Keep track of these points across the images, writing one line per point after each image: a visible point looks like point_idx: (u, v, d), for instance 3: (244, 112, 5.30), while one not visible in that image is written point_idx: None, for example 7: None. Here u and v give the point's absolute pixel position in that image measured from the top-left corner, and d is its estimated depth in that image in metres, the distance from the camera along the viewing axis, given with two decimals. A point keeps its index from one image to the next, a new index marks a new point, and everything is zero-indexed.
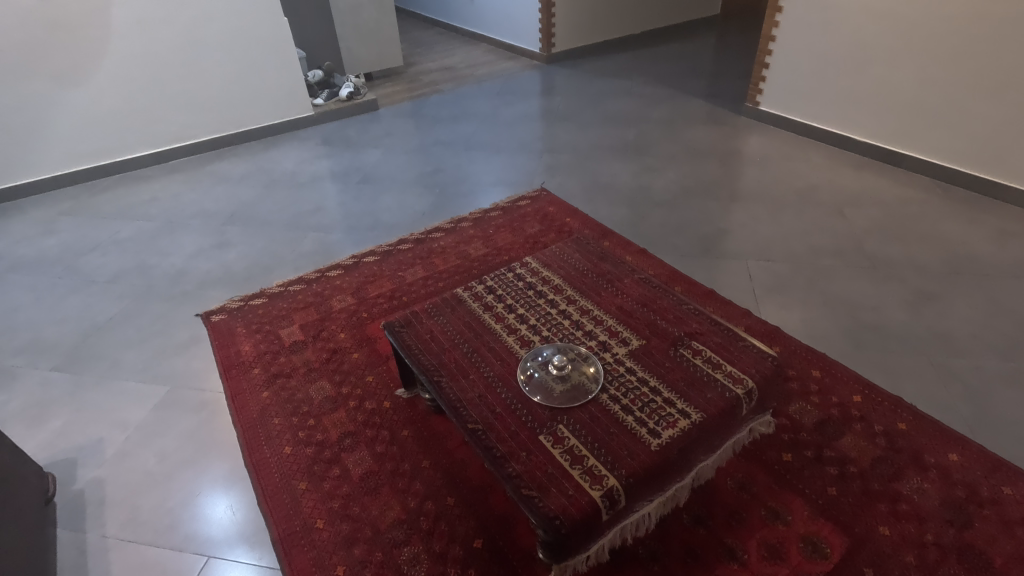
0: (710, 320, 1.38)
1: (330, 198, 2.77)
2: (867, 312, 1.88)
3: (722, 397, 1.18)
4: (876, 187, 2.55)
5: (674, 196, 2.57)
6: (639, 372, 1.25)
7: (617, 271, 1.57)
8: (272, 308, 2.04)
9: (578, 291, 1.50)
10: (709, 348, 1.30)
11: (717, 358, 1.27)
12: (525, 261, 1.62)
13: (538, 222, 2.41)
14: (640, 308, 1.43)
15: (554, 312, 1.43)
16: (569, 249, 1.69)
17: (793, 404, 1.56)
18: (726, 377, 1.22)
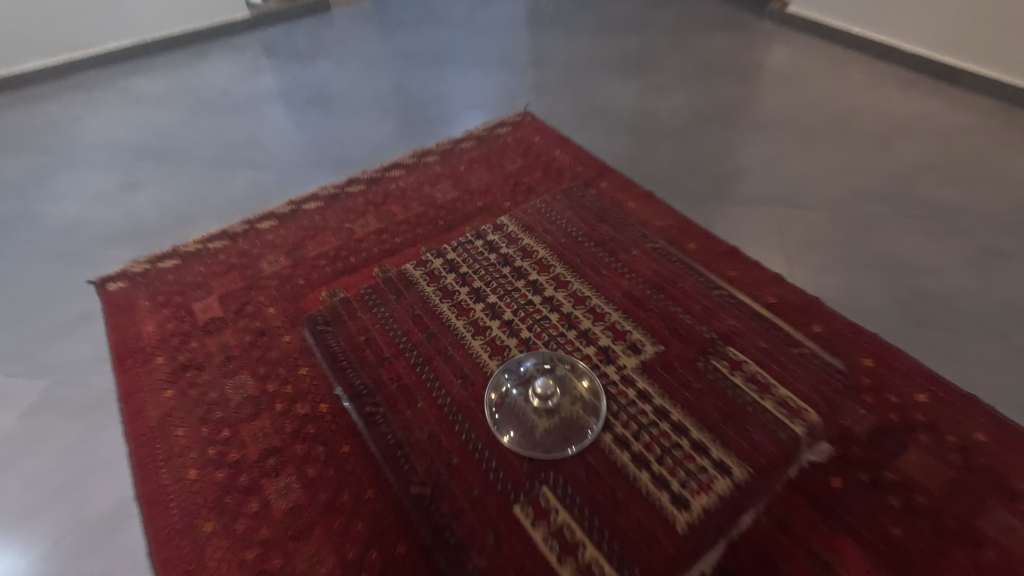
0: (741, 369, 1.25)
1: (267, 124, 2.26)
2: (925, 276, 1.50)
3: (759, 454, 1.13)
4: (930, 111, 2.10)
5: (685, 123, 2.11)
6: (666, 431, 1.16)
7: (635, 306, 1.38)
8: (185, 272, 1.62)
9: (572, 328, 1.33)
10: (748, 399, 1.20)
11: (752, 421, 1.17)
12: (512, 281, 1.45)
13: (520, 156, 1.95)
14: (665, 368, 1.26)
15: (541, 333, 1.33)
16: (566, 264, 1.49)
17: (846, 406, 1.21)
18: (764, 433, 1.16)
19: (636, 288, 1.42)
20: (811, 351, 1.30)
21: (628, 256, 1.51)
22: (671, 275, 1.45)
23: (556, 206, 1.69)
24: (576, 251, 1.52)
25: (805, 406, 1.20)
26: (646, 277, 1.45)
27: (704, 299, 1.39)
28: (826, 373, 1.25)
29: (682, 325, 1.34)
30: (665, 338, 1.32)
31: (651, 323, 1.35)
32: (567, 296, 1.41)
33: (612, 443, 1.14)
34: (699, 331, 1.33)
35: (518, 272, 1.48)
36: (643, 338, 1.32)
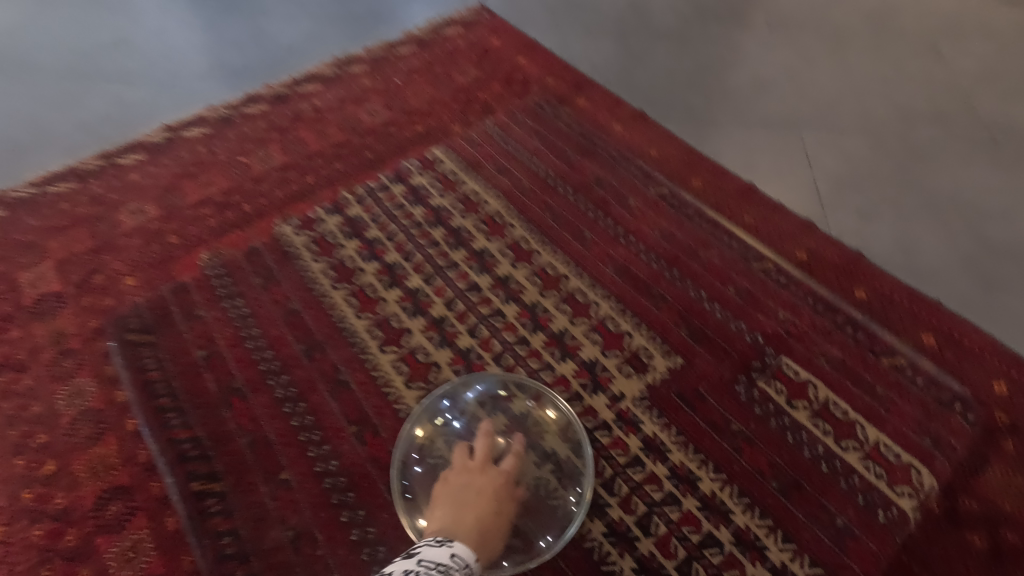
0: (802, 390, 0.93)
1: (141, 20, 1.71)
2: (992, 223, 1.18)
3: (842, 536, 0.82)
4: (983, 4, 1.69)
5: (684, 19, 1.66)
6: (697, 505, 0.85)
7: (629, 280, 1.04)
8: (10, 229, 1.18)
9: (549, 334, 0.99)
10: (824, 449, 0.88)
11: (832, 481, 0.85)
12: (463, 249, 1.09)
13: (473, 62, 1.50)
14: (689, 395, 0.93)
15: (491, 339, 0.99)
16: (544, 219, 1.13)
17: (938, 415, 0.90)
18: (858, 505, 0.84)
19: (636, 263, 1.07)
20: (907, 361, 0.95)
21: (625, 208, 1.14)
22: (692, 243, 1.09)
23: (517, 133, 1.28)
24: (545, 205, 1.15)
25: (910, 462, 0.86)
26: (656, 245, 1.09)
27: (741, 280, 1.04)
28: (928, 403, 0.91)
29: (710, 327, 0.99)
30: (684, 345, 0.97)
31: (660, 319, 1.00)
32: (531, 277, 1.05)
33: (602, 535, 0.84)
34: (739, 337, 0.98)
35: (456, 239, 1.10)
36: (650, 345, 0.98)
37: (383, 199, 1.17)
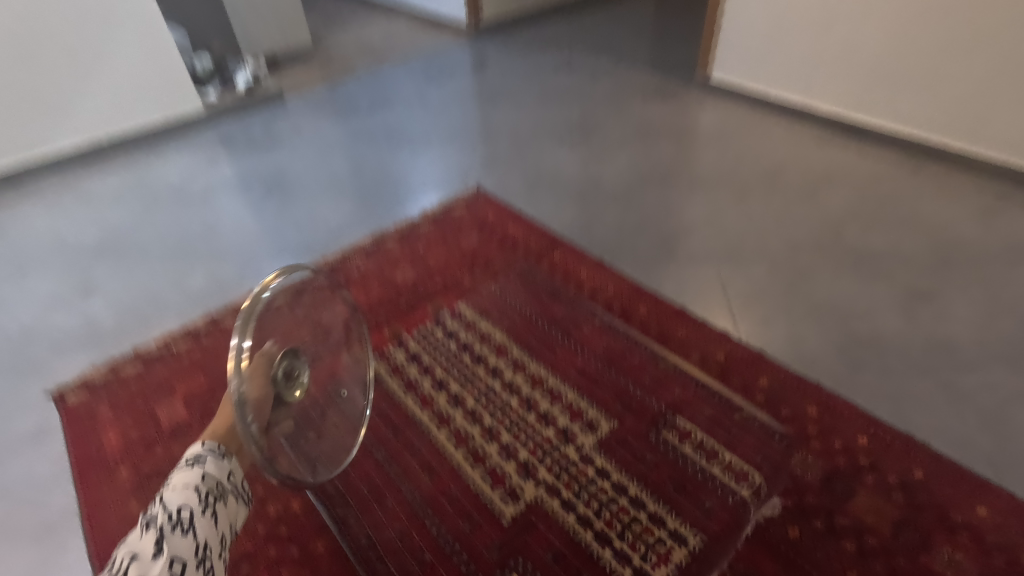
0: (699, 411, 1.37)
1: (226, 215, 2.28)
2: (857, 321, 1.63)
3: (724, 506, 1.20)
4: (845, 164, 2.30)
5: (628, 188, 2.25)
6: (623, 488, 1.23)
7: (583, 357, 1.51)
8: (147, 377, 1.61)
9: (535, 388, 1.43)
10: (698, 449, 1.30)
11: (706, 462, 1.28)
12: (477, 332, 1.59)
13: (475, 232, 2.04)
14: (625, 425, 1.35)
15: (512, 404, 1.40)
16: (513, 316, 1.64)
17: (796, 456, 1.29)
18: (727, 475, 1.26)
19: (587, 364, 1.49)
20: (751, 415, 1.36)
21: (580, 331, 1.58)
22: (620, 349, 1.52)
23: (510, 286, 1.76)
24: (529, 332, 1.58)
25: (749, 468, 1.26)
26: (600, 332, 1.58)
27: (652, 370, 1.46)
28: (763, 435, 1.32)
29: (633, 400, 1.40)
30: (620, 409, 1.38)
31: (604, 398, 1.40)
32: (525, 379, 1.46)
33: (575, 523, 1.19)
34: (649, 405, 1.39)
35: (478, 358, 1.52)
36: (598, 415, 1.37)
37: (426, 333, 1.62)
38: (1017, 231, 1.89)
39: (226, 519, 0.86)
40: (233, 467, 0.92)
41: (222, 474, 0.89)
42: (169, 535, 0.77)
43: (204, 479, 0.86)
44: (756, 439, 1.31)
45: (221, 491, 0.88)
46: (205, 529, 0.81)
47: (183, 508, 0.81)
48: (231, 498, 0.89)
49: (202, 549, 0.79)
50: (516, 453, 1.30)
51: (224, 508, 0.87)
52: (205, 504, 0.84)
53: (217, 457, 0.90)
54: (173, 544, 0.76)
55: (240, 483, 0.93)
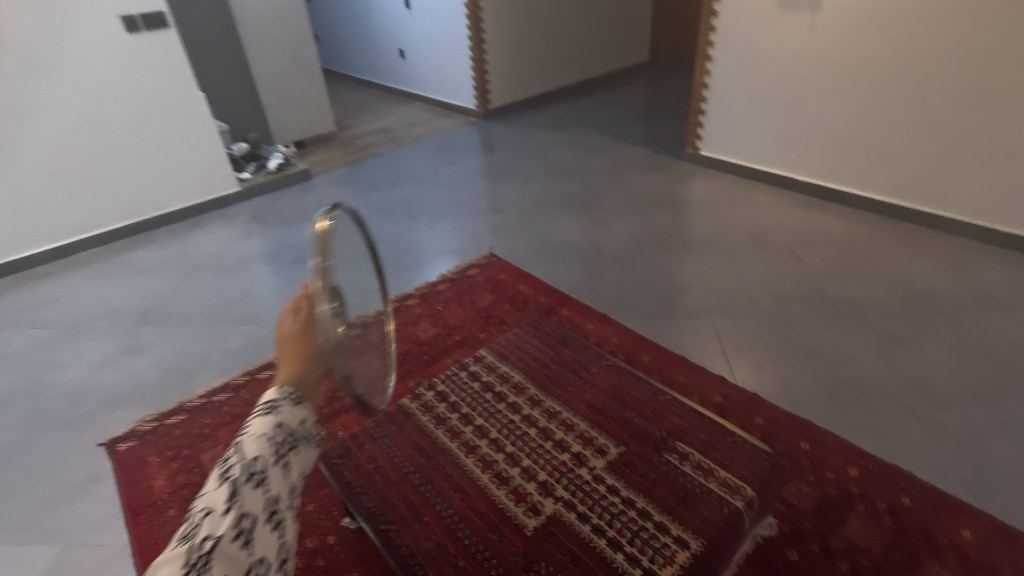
0: (694, 414, 1.35)
1: (260, 281, 2.48)
2: (842, 365, 1.77)
3: (721, 513, 1.10)
4: (826, 226, 2.52)
5: (627, 251, 2.46)
6: (622, 492, 1.18)
7: (580, 375, 1.56)
8: (191, 427, 1.75)
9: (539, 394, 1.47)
10: (698, 451, 1.24)
11: (707, 462, 1.21)
12: (481, 357, 1.63)
13: (489, 292, 2.23)
14: (624, 433, 1.32)
15: (517, 420, 1.38)
16: (525, 343, 1.74)
17: (788, 485, 1.41)
18: (722, 487, 1.15)
19: (596, 399, 1.44)
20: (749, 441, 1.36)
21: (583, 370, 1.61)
22: (626, 386, 1.47)
23: (525, 336, 1.79)
24: (544, 374, 1.57)
25: (743, 483, 1.16)
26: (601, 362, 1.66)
27: (653, 403, 1.41)
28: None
29: (635, 427, 1.33)
30: (626, 422, 1.35)
31: (610, 426, 1.34)
32: (540, 413, 1.40)
33: (590, 531, 1.11)
34: (650, 431, 1.32)
35: (499, 397, 1.47)
36: (607, 440, 1.30)
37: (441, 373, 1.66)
38: (984, 283, 2.07)
39: (298, 470, 0.78)
40: (309, 415, 0.85)
41: (296, 425, 0.81)
42: (243, 487, 0.68)
43: (277, 429, 0.78)
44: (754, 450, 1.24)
45: (294, 441, 0.80)
46: (277, 480, 0.73)
47: (256, 458, 0.73)
48: (305, 444, 0.81)
49: (274, 504, 0.70)
50: (535, 475, 1.24)
51: (296, 457, 0.79)
52: (277, 454, 0.76)
53: (293, 405, 0.84)
54: (245, 498, 0.67)
55: (316, 427, 0.86)
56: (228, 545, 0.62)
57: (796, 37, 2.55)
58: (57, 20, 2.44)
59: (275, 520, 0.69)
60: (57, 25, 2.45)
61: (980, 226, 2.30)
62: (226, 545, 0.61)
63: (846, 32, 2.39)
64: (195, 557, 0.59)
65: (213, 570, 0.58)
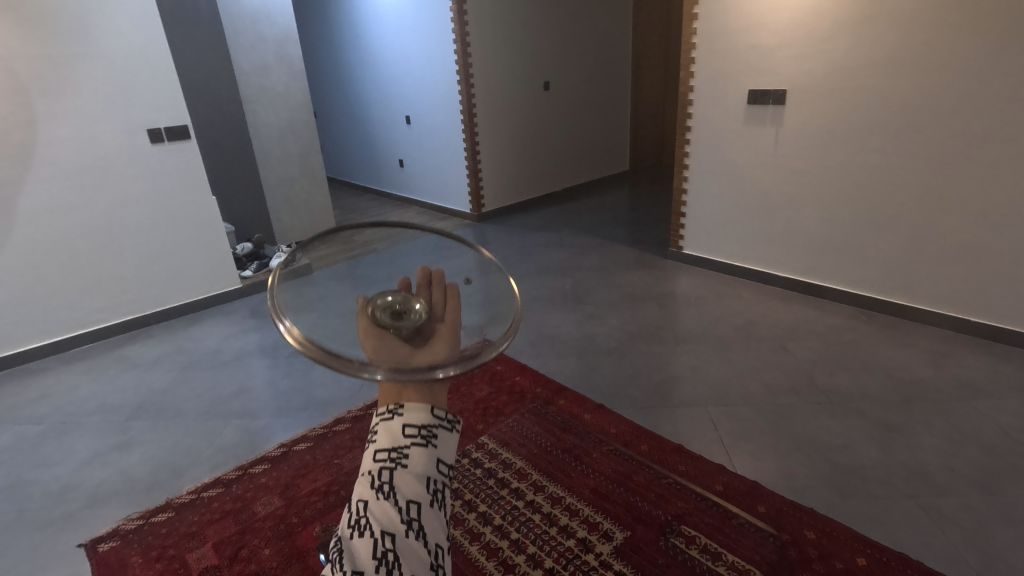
0: (695, 498, 1.60)
1: (257, 375, 2.48)
2: (838, 452, 1.78)
3: None
4: (808, 319, 2.63)
5: (620, 343, 2.53)
6: None
7: (582, 446, 1.83)
8: (178, 524, 1.69)
9: (542, 475, 1.71)
10: (702, 533, 1.49)
11: (714, 545, 1.46)
12: (484, 444, 1.87)
13: (486, 383, 2.24)
14: (626, 513, 1.56)
15: (521, 505, 1.60)
16: (529, 426, 1.95)
17: None
18: (731, 569, 1.40)
19: (599, 484, 1.67)
20: (747, 520, 1.53)
21: (589, 456, 1.78)
22: (628, 470, 1.71)
23: (526, 422, 1.98)
24: (546, 460, 1.77)
25: (750, 567, 1.40)
26: (604, 440, 1.86)
27: (656, 486, 1.65)
28: (758, 536, 1.48)
29: (642, 512, 1.56)
30: (628, 506, 1.58)
31: (616, 511, 1.57)
32: (545, 498, 1.63)
33: None
34: (656, 515, 1.55)
35: (501, 482, 1.70)
36: (613, 525, 1.52)
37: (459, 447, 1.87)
38: (965, 371, 2.14)
39: (418, 485, 0.49)
40: (414, 416, 0.52)
41: (395, 441, 0.51)
42: (348, 544, 0.49)
43: (373, 461, 0.51)
44: (758, 526, 1.51)
45: (398, 456, 0.50)
46: (383, 513, 0.48)
47: (358, 503, 0.50)
48: (417, 451, 0.50)
49: (383, 543, 0.48)
50: (542, 561, 1.43)
51: (407, 473, 0.49)
52: (377, 488, 0.49)
53: (385, 424, 0.52)
54: (353, 551, 0.48)
55: (432, 417, 0.52)
56: None
57: (764, 147, 2.82)
58: (88, 132, 2.65)
59: (393, 564, 0.47)
60: (88, 137, 2.65)
61: (952, 317, 2.42)
62: None
63: (806, 145, 2.66)
64: None
65: None
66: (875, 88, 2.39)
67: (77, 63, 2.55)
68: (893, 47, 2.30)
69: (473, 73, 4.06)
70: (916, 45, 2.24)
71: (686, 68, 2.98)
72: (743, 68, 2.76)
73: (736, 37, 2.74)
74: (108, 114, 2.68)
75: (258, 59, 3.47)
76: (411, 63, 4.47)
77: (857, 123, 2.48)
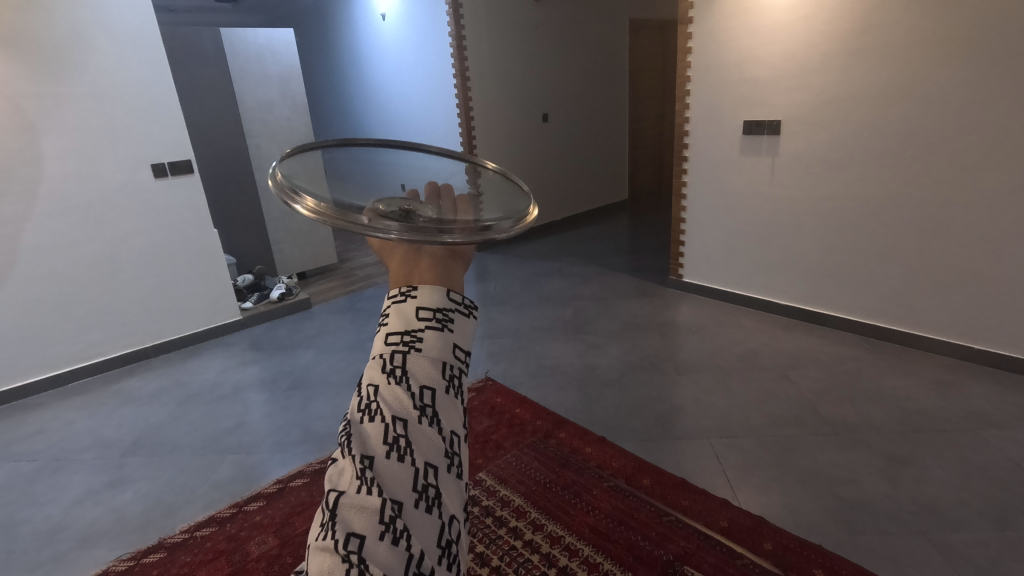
0: (698, 536, 1.57)
1: (254, 409, 2.46)
2: (845, 485, 1.75)
3: None
4: (809, 347, 2.61)
5: (621, 373, 2.51)
6: None
7: (582, 481, 1.80)
8: (169, 565, 1.65)
9: (541, 513, 1.68)
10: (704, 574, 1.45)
11: None
12: (482, 480, 1.84)
13: (485, 416, 2.21)
14: (626, 552, 1.53)
15: (519, 545, 1.57)
16: (528, 461, 1.92)
17: None
18: None
19: (599, 522, 1.63)
20: (752, 561, 1.49)
21: (590, 493, 1.75)
22: (628, 507, 1.68)
23: (525, 457, 1.94)
24: (545, 497, 1.74)
25: None
26: (604, 474, 1.83)
27: (657, 524, 1.61)
28: None
29: (642, 551, 1.53)
30: (628, 546, 1.54)
31: (616, 551, 1.53)
32: (544, 537, 1.59)
33: None
34: (657, 555, 1.51)
35: (499, 520, 1.66)
36: (613, 566, 1.49)
37: None
38: (972, 401, 2.11)
39: (433, 368, 0.42)
40: (428, 298, 0.46)
41: (408, 323, 0.44)
42: (356, 430, 0.40)
43: (384, 345, 0.44)
44: (762, 567, 1.47)
45: (411, 339, 0.44)
46: (395, 395, 0.41)
47: (367, 388, 0.42)
48: (431, 334, 0.44)
49: (395, 426, 0.39)
50: None
51: (421, 356, 0.43)
52: (391, 369, 0.42)
53: (396, 306, 0.46)
54: (362, 438, 0.40)
55: (447, 300, 0.46)
56: (355, 496, 0.38)
57: (760, 178, 2.84)
58: (93, 169, 2.68)
59: (405, 450, 0.39)
60: (94, 172, 2.69)
61: (956, 345, 2.40)
62: (353, 498, 0.38)
63: (803, 176, 2.69)
64: (324, 520, 0.38)
65: (332, 544, 0.36)
66: (868, 121, 2.43)
67: (86, 102, 2.61)
68: (884, 81, 2.34)
69: (473, 105, 4.13)
70: (906, 81, 2.29)
71: (682, 100, 3.03)
72: (739, 101, 2.81)
73: (730, 72, 2.79)
74: (114, 150, 2.72)
75: (262, 95, 3.54)
76: (412, 96, 4.56)
77: (852, 154, 2.51)
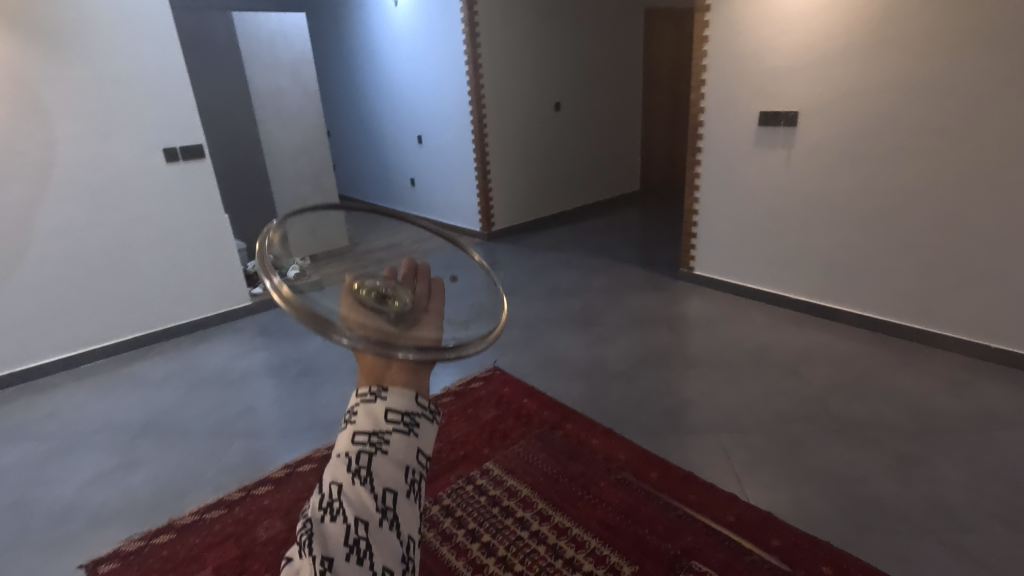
0: (706, 531, 1.56)
1: (263, 395, 2.47)
2: (855, 483, 1.73)
3: None
4: (821, 343, 2.58)
5: (629, 366, 2.50)
6: None
7: (590, 474, 1.79)
8: (178, 546, 1.67)
9: (549, 504, 1.68)
10: (712, 569, 1.45)
11: None
12: (489, 470, 1.84)
13: (493, 406, 2.21)
14: (633, 545, 1.52)
15: (526, 535, 1.57)
16: (535, 452, 1.92)
17: None
18: None
19: (607, 515, 1.63)
20: (760, 557, 1.48)
21: (599, 486, 1.74)
22: (636, 501, 1.67)
23: (532, 448, 1.94)
24: (553, 488, 1.74)
25: None
26: (612, 467, 1.82)
27: (665, 519, 1.60)
28: None
29: (650, 545, 1.52)
30: (636, 539, 1.54)
31: (624, 544, 1.53)
32: (550, 528, 1.59)
33: None
34: (665, 549, 1.51)
35: (506, 510, 1.66)
36: (620, 559, 1.49)
37: (465, 473, 1.83)
38: (986, 401, 2.08)
39: (397, 473, 0.43)
40: (398, 401, 0.46)
41: (376, 424, 0.44)
42: (315, 529, 0.41)
43: (350, 443, 0.43)
44: (771, 564, 1.46)
45: (378, 440, 0.43)
46: (357, 501, 0.41)
47: (329, 485, 0.42)
48: (399, 438, 0.44)
49: (357, 530, 0.40)
50: None
51: (387, 459, 0.43)
52: (356, 473, 0.42)
53: (365, 404, 0.46)
54: (323, 538, 0.40)
55: (416, 404, 0.47)
56: None
57: (775, 171, 2.80)
58: (105, 153, 2.69)
59: (365, 555, 0.40)
60: (106, 156, 2.70)
61: (971, 344, 2.36)
62: None
63: (819, 169, 2.64)
64: None
65: None
66: (888, 113, 2.37)
67: (98, 85, 2.61)
68: (906, 72, 2.29)
69: (484, 93, 4.11)
70: (926, 73, 2.24)
71: (697, 90, 2.99)
72: (755, 91, 2.75)
73: (746, 63, 2.75)
74: (126, 134, 2.73)
75: (273, 81, 3.53)
76: (424, 83, 4.53)
77: (870, 147, 2.46)
